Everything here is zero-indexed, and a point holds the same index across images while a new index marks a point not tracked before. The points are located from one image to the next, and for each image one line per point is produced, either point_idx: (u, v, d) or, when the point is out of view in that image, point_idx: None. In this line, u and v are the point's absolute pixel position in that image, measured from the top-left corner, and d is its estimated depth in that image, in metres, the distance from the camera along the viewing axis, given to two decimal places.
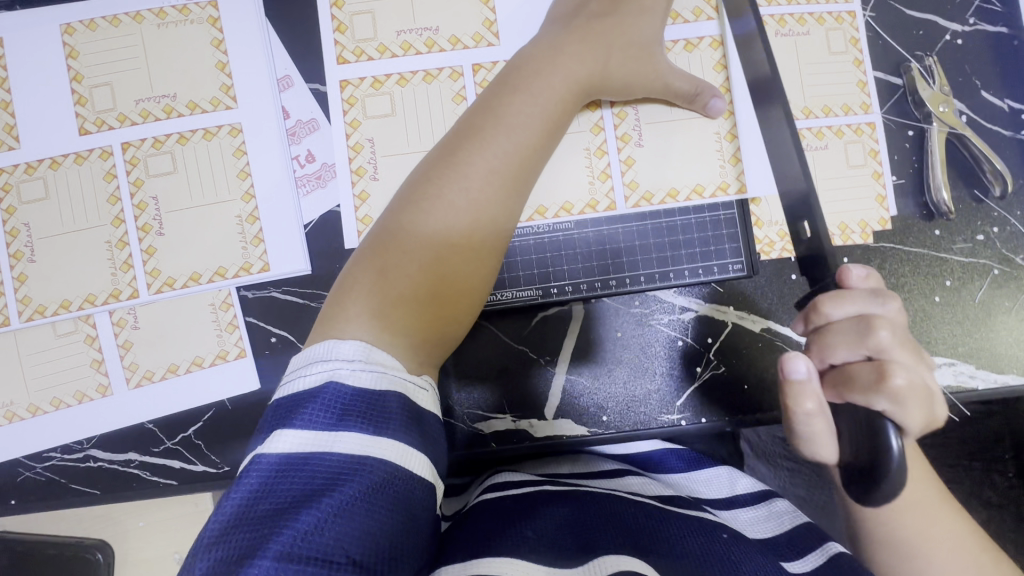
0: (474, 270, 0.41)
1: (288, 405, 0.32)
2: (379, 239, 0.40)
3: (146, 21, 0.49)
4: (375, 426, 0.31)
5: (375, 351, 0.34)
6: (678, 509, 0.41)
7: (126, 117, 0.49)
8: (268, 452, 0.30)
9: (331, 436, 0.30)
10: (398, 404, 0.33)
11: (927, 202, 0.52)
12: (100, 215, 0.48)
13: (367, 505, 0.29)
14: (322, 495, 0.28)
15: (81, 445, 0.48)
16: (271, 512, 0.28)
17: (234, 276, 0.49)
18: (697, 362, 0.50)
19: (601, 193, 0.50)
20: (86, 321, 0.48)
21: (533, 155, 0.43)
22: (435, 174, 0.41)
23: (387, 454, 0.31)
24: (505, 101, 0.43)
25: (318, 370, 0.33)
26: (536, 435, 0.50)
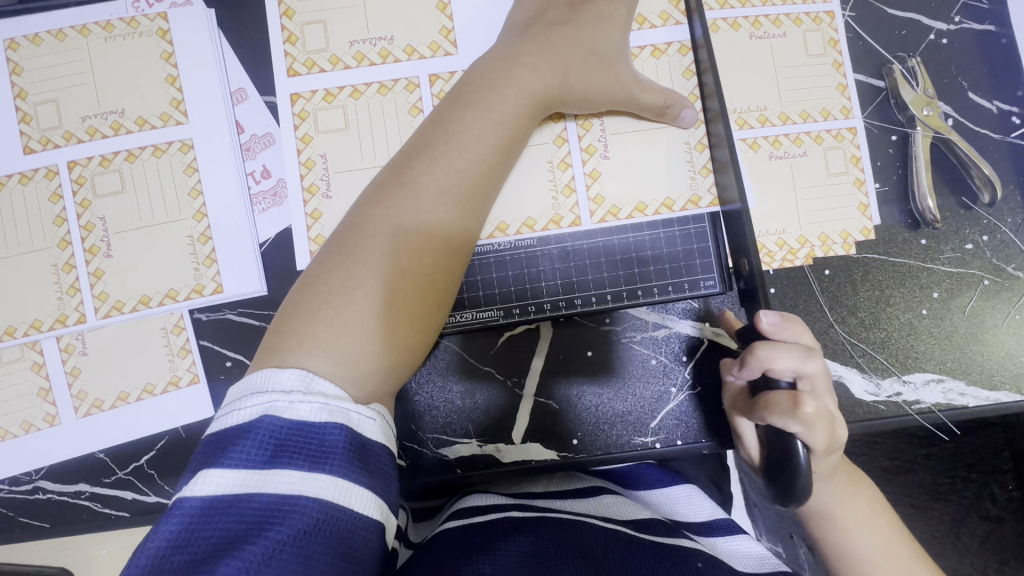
0: (428, 294, 0.39)
1: (220, 441, 0.30)
2: (323, 265, 0.38)
3: (93, 35, 0.48)
4: (313, 463, 0.29)
5: (317, 381, 0.32)
6: (651, 536, 0.40)
7: (72, 134, 0.47)
8: (191, 495, 0.27)
9: (263, 476, 0.28)
10: (341, 437, 0.30)
11: (912, 210, 0.50)
12: (45, 237, 0.46)
13: (300, 552, 0.26)
14: (248, 541, 0.26)
15: (30, 476, 0.46)
16: (189, 563, 0.25)
17: (185, 298, 0.47)
18: (672, 382, 0.48)
19: (565, 208, 0.47)
20: (33, 347, 0.46)
21: (488, 172, 0.41)
22: (384, 195, 0.39)
23: (325, 493, 0.28)
24: (457, 115, 0.41)
25: (254, 402, 0.31)
26: (504, 460, 0.48)
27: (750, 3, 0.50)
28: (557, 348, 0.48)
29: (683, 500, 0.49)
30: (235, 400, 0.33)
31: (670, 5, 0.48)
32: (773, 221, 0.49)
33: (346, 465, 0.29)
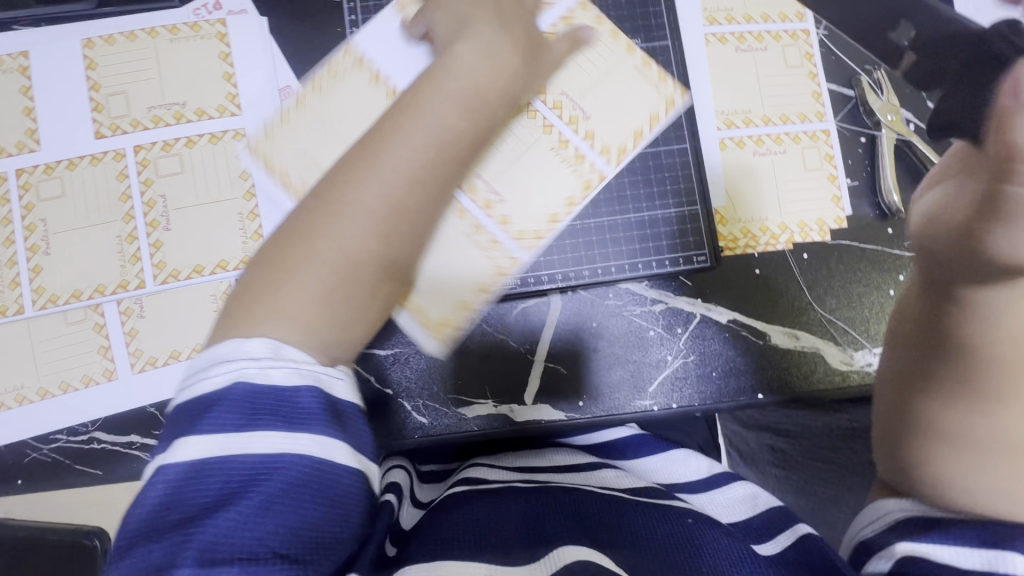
0: (397, 263, 0.41)
1: (195, 407, 0.33)
2: (286, 235, 0.40)
3: (160, 36, 0.54)
4: (288, 424, 0.33)
5: (285, 349, 0.35)
6: (643, 499, 0.45)
7: (138, 122, 0.53)
8: (173, 460, 0.32)
9: (244, 439, 0.32)
10: (312, 398, 0.34)
11: (880, 203, 0.56)
12: (112, 211, 0.52)
13: (287, 502, 0.32)
14: (239, 498, 0.31)
15: (86, 427, 0.51)
16: (186, 517, 0.30)
17: (234, 268, 0.52)
18: (668, 351, 0.54)
19: (575, 187, 0.53)
20: (95, 309, 0.51)
21: (451, 145, 0.42)
22: (348, 167, 0.41)
23: (305, 451, 0.33)
24: (421, 95, 0.43)
25: (222, 370, 0.34)
26: (517, 419, 0.53)
27: (736, 21, 0.57)
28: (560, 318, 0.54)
29: (681, 461, 0.54)
30: (198, 367, 0.35)
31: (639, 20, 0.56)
32: (756, 209, 0.55)
33: (324, 423, 0.34)
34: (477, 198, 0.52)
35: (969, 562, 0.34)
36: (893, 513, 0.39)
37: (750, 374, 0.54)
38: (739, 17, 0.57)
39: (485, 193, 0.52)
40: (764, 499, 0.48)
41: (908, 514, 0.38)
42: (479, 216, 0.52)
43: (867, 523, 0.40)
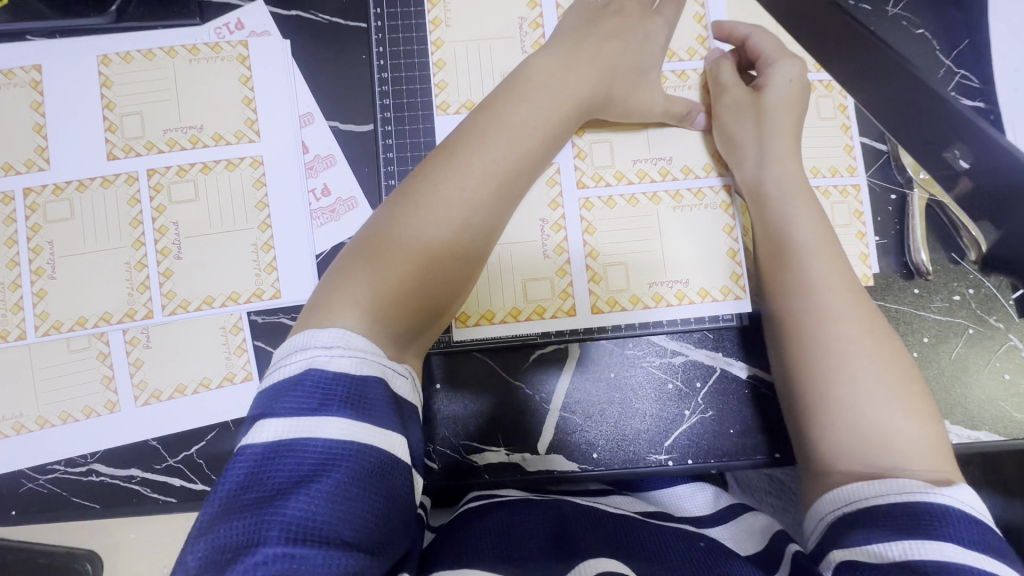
0: (467, 263, 0.44)
1: (272, 393, 0.34)
2: (374, 230, 0.42)
3: (179, 56, 0.52)
4: (355, 411, 0.33)
5: (354, 337, 0.36)
6: (661, 522, 0.46)
7: (153, 145, 0.51)
8: (253, 441, 0.32)
9: (314, 425, 0.32)
10: (377, 387, 0.35)
11: (907, 262, 0.55)
12: (121, 237, 0.50)
13: (355, 489, 0.31)
14: (311, 482, 0.30)
15: (86, 459, 0.49)
16: (261, 499, 0.30)
17: (246, 301, 0.51)
18: (686, 406, 0.53)
19: (675, 168, 0.53)
20: (100, 337, 0.49)
21: (530, 162, 0.46)
22: (432, 171, 0.43)
23: (372, 440, 0.32)
24: (508, 106, 0.46)
25: (297, 359, 0.35)
26: (529, 468, 0.52)
27: None
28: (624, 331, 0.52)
29: (689, 496, 0.52)
30: (279, 355, 0.37)
31: (696, 42, 0.55)
32: None
33: (388, 416, 0.34)
34: (596, 200, 0.53)
35: (891, 554, 0.33)
36: (825, 519, 0.39)
37: (769, 435, 0.52)
38: None
39: (596, 193, 0.53)
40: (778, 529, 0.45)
41: (836, 515, 0.38)
42: (593, 215, 0.53)
43: (810, 532, 0.40)
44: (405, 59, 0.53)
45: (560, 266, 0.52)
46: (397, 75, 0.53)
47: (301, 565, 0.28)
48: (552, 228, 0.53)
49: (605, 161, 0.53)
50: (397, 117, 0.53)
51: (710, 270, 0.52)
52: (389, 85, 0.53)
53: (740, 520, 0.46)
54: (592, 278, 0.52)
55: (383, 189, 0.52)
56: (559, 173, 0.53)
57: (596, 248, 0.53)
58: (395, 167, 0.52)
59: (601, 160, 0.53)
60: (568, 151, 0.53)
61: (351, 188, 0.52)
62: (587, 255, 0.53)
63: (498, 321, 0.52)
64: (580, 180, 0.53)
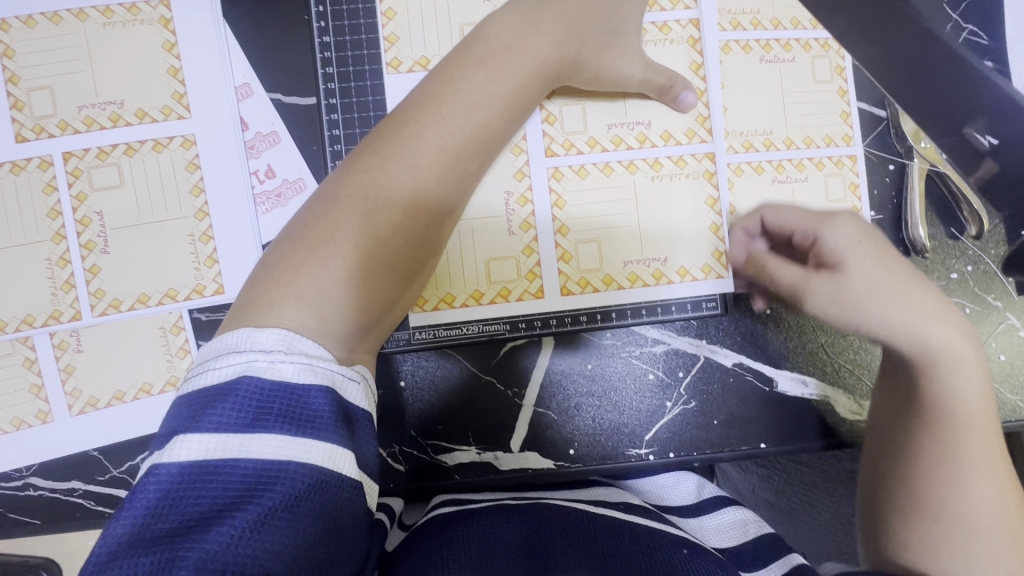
0: (420, 251, 0.39)
1: (195, 405, 0.29)
2: (315, 215, 0.37)
3: (90, 19, 0.45)
4: (297, 427, 0.28)
5: (299, 341, 0.31)
6: (641, 522, 0.41)
7: (67, 124, 0.45)
8: (170, 460, 0.27)
9: (245, 441, 0.27)
10: (326, 399, 0.30)
11: (905, 238, 0.51)
12: (39, 230, 0.45)
13: (290, 515, 0.26)
14: (238, 506, 0.26)
15: (21, 473, 0.46)
16: (173, 530, 0.24)
17: (185, 297, 0.46)
18: (667, 397, 0.49)
19: (653, 134, 0.48)
20: (24, 343, 0.45)
21: (492, 135, 0.41)
22: (381, 144, 0.38)
23: (313, 458, 0.28)
24: (464, 74, 0.40)
25: (231, 364, 0.30)
26: (502, 467, 0.49)
27: (762, 26, 0.50)
28: (600, 318, 0.49)
29: (671, 485, 0.51)
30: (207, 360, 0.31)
31: None
32: None
33: (336, 430, 0.29)
34: (567, 170, 0.48)
35: None
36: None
37: (754, 425, 0.50)
38: (766, 21, 0.50)
39: (567, 161, 0.48)
40: (755, 524, 0.45)
41: None
42: (564, 186, 0.48)
43: None
44: (349, 20, 0.46)
45: (527, 243, 0.48)
46: (340, 37, 0.46)
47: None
48: (518, 201, 0.47)
49: (577, 125, 0.48)
50: (342, 88, 0.46)
51: (691, 247, 0.48)
52: (332, 51, 0.46)
53: (716, 513, 0.47)
54: (562, 256, 0.48)
55: (330, 169, 0.46)
56: (526, 140, 0.47)
57: (566, 224, 0.48)
58: (341, 146, 0.47)
59: (573, 125, 0.48)
60: (535, 116, 0.47)
61: (298, 169, 0.47)
62: (557, 231, 0.48)
63: (459, 305, 0.48)
64: (549, 147, 0.48)
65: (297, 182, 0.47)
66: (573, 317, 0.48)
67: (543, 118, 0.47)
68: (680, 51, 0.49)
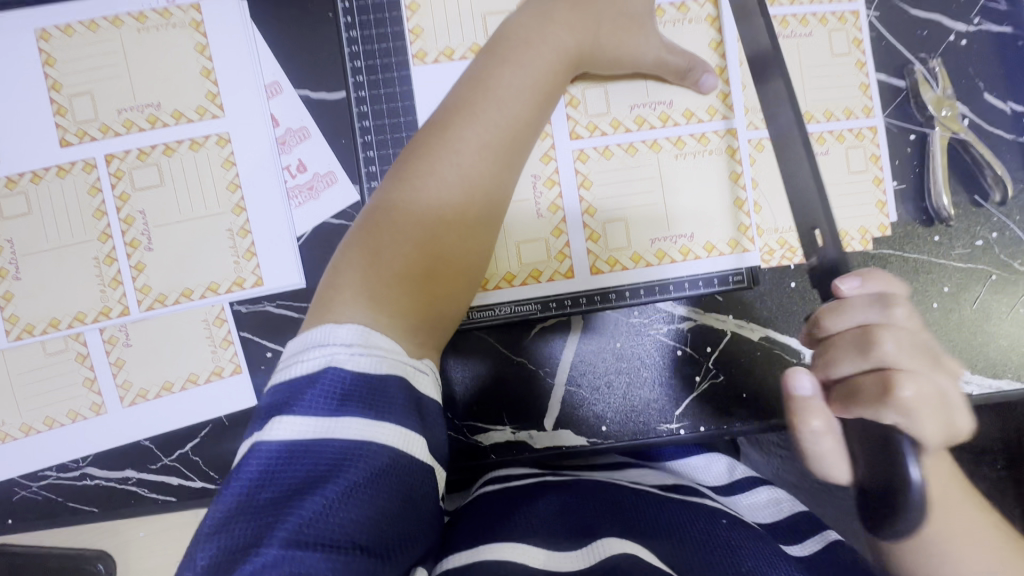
0: (473, 251, 0.40)
1: (286, 389, 0.30)
2: (370, 218, 0.38)
3: (126, 26, 0.47)
4: (375, 413, 0.29)
5: (374, 336, 0.32)
6: (680, 498, 0.43)
7: (108, 127, 0.47)
8: (266, 439, 0.28)
9: (331, 423, 0.29)
10: (399, 388, 0.31)
11: (927, 207, 0.51)
12: (86, 230, 0.47)
13: (371, 492, 0.28)
14: (325, 482, 0.27)
15: (78, 463, 0.48)
16: (272, 501, 0.27)
17: (226, 290, 0.48)
18: (697, 372, 0.50)
19: (675, 112, 0.49)
20: (76, 339, 0.47)
21: (525, 129, 0.42)
22: (424, 148, 0.39)
23: (391, 441, 0.29)
24: (494, 73, 0.41)
25: (315, 355, 0.31)
26: (536, 446, 0.50)
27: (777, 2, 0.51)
28: (628, 296, 0.49)
29: (704, 466, 0.52)
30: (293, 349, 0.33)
31: None
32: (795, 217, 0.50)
33: (410, 417, 0.30)
34: (592, 151, 0.49)
35: None
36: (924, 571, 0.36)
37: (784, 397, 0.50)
38: None
39: (591, 143, 0.49)
40: (789, 503, 0.46)
41: None
42: (589, 167, 0.49)
43: None
44: (373, 14, 0.48)
45: (555, 225, 0.49)
46: (365, 31, 0.48)
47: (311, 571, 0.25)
48: (545, 184, 0.48)
49: (599, 107, 0.49)
50: (369, 80, 0.48)
51: (714, 221, 0.49)
52: (358, 45, 0.48)
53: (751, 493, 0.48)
54: (589, 236, 0.49)
55: (361, 161, 0.48)
56: (548, 123, 0.48)
57: (593, 205, 0.49)
58: (370, 137, 0.48)
59: (595, 107, 0.48)
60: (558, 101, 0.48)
61: (329, 162, 0.48)
62: (584, 212, 0.49)
63: (493, 287, 0.49)
64: (573, 130, 0.49)
65: (328, 175, 0.48)
66: (602, 295, 0.49)
67: (567, 102, 0.48)
68: (698, 31, 0.49)
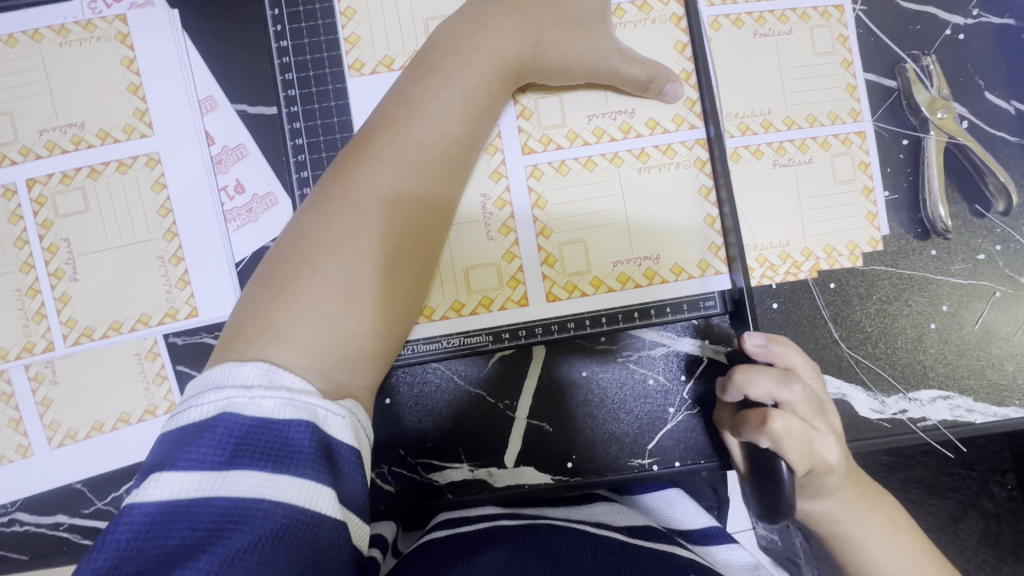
0: (403, 283, 0.37)
1: (176, 440, 0.27)
2: (283, 252, 0.35)
3: (46, 40, 0.44)
4: (273, 466, 0.26)
5: (281, 376, 0.29)
6: (646, 544, 0.38)
7: (29, 150, 0.44)
8: (143, 499, 0.25)
9: (219, 479, 0.25)
10: (307, 435, 0.27)
11: (923, 218, 0.47)
12: (7, 261, 0.44)
13: (260, 558, 0.24)
14: (204, 549, 0.23)
15: (6, 508, 0.45)
16: (137, 574, 0.23)
17: (159, 322, 0.44)
18: (669, 403, 0.46)
19: (638, 123, 0.45)
20: (0, 376, 0.44)
21: (457, 145, 0.38)
22: (343, 171, 0.36)
23: (289, 495, 0.25)
24: (421, 87, 0.38)
25: (211, 399, 0.27)
26: (497, 485, 0.46)
27: None
28: (589, 324, 0.45)
29: (679, 506, 0.46)
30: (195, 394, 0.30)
31: None
32: (775, 232, 0.46)
33: (315, 466, 0.27)
34: (545, 167, 0.45)
35: None
36: None
37: None
38: None
39: (545, 158, 0.45)
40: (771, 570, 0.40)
41: None
42: (543, 185, 0.45)
43: None
44: (307, 22, 0.44)
45: (507, 247, 0.45)
46: (297, 41, 0.44)
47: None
48: (495, 204, 0.45)
49: (555, 117, 0.45)
50: (303, 93, 0.44)
51: (685, 239, 0.45)
52: (290, 55, 0.44)
53: (729, 546, 0.41)
54: (545, 260, 0.45)
55: (298, 179, 0.44)
56: (500, 137, 0.44)
57: (548, 225, 0.45)
58: (305, 154, 0.44)
59: (551, 118, 0.45)
60: (509, 112, 0.44)
61: (268, 182, 0.45)
62: (538, 234, 0.45)
63: (439, 317, 0.45)
64: (526, 144, 0.45)
65: (266, 196, 0.45)
66: (560, 323, 0.45)
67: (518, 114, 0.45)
68: (662, 31, 0.45)
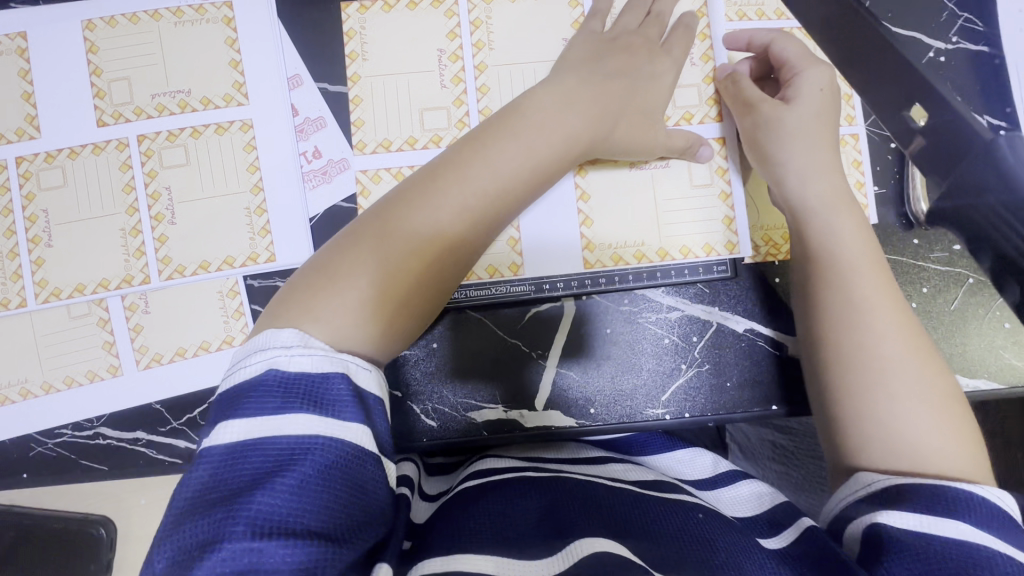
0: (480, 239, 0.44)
1: (230, 398, 0.31)
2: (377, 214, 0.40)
3: (163, 19, 0.52)
4: (323, 410, 0.30)
5: (315, 339, 0.33)
6: (659, 495, 0.42)
7: (142, 110, 0.51)
8: (215, 442, 0.29)
9: (278, 420, 0.29)
10: (343, 385, 0.32)
11: (907, 212, 0.53)
12: (115, 204, 0.50)
13: (323, 484, 0.29)
14: (276, 477, 0.28)
15: (92, 422, 0.50)
16: (224, 497, 0.28)
17: (241, 265, 0.51)
18: (683, 360, 0.52)
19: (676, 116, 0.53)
20: (99, 304, 0.50)
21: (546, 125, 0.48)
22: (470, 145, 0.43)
23: (342, 437, 0.30)
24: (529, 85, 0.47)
25: (259, 358, 0.32)
26: (527, 424, 0.52)
27: (766, 16, 0.54)
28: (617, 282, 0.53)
29: (686, 462, 0.52)
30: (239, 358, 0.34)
31: None
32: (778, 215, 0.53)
33: (352, 407, 0.31)
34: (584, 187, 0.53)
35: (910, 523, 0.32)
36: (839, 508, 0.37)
37: (765, 386, 0.52)
38: (770, 12, 0.54)
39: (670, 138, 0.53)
40: (771, 496, 0.45)
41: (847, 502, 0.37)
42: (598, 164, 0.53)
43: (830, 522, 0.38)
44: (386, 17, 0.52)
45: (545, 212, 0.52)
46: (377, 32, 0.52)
47: (269, 559, 0.26)
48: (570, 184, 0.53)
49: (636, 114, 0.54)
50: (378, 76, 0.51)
51: (700, 215, 0.53)
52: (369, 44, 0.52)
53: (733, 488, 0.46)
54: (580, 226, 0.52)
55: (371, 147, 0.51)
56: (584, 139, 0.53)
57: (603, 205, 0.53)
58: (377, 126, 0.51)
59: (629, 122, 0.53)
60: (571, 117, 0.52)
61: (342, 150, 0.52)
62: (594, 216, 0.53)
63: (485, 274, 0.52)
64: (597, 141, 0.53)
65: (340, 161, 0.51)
66: (593, 279, 0.52)
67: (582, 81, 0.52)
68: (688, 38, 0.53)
